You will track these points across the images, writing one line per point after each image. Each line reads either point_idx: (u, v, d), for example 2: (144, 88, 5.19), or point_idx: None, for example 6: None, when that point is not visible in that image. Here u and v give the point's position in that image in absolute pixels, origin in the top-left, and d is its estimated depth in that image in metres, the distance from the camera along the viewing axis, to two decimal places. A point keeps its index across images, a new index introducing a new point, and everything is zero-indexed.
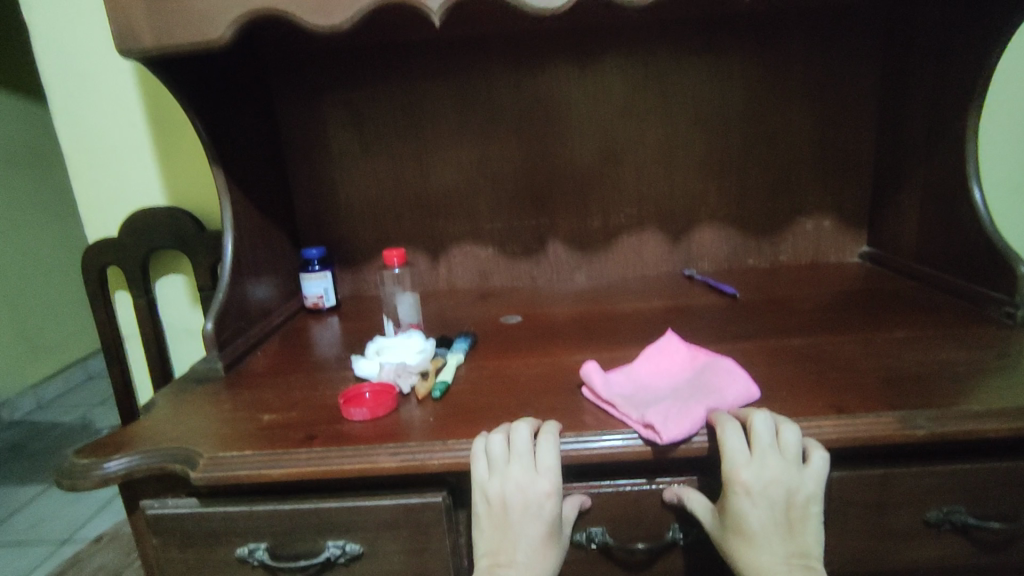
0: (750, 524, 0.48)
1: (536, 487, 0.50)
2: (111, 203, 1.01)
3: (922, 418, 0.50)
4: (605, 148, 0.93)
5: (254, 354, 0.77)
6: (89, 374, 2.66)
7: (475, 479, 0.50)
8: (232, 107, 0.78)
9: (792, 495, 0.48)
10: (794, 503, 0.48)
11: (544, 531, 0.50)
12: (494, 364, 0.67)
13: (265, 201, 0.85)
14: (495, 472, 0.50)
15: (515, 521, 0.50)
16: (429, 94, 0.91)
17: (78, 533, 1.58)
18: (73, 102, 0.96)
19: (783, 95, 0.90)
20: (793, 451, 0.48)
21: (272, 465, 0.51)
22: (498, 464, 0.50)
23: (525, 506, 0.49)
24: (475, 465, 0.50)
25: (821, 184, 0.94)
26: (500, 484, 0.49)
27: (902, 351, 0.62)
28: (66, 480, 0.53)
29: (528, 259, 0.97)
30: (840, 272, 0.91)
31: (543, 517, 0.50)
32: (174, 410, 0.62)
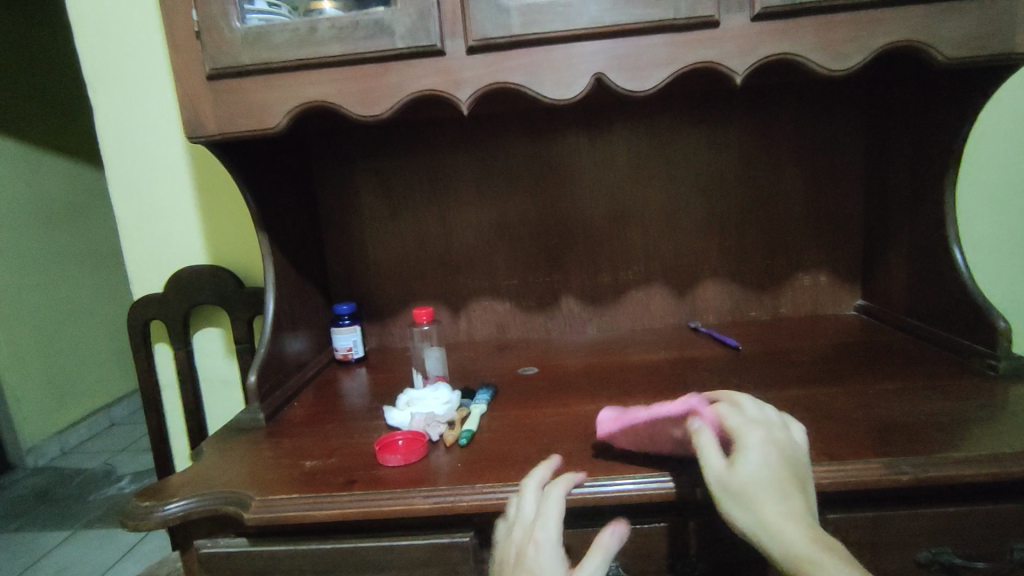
0: (761, 469, 0.49)
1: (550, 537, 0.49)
2: (159, 263, 1.09)
3: (907, 464, 0.55)
4: (613, 210, 1.00)
5: (291, 403, 0.83)
6: (112, 420, 2.71)
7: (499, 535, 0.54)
8: (277, 179, 0.87)
9: (793, 455, 0.51)
10: (796, 462, 0.51)
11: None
12: (513, 413, 0.73)
13: (302, 261, 0.93)
14: (510, 526, 0.52)
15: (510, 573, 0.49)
16: (452, 163, 0.99)
17: None
18: (128, 173, 1.06)
19: (776, 161, 0.98)
20: (781, 421, 0.55)
21: (317, 506, 0.57)
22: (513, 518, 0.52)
23: (530, 553, 0.48)
24: (501, 523, 0.54)
25: (816, 242, 1.00)
26: (509, 536, 0.52)
27: (891, 402, 0.68)
28: (130, 521, 0.59)
29: (543, 313, 1.04)
30: (837, 324, 0.97)
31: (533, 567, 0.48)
32: (223, 457, 0.68)
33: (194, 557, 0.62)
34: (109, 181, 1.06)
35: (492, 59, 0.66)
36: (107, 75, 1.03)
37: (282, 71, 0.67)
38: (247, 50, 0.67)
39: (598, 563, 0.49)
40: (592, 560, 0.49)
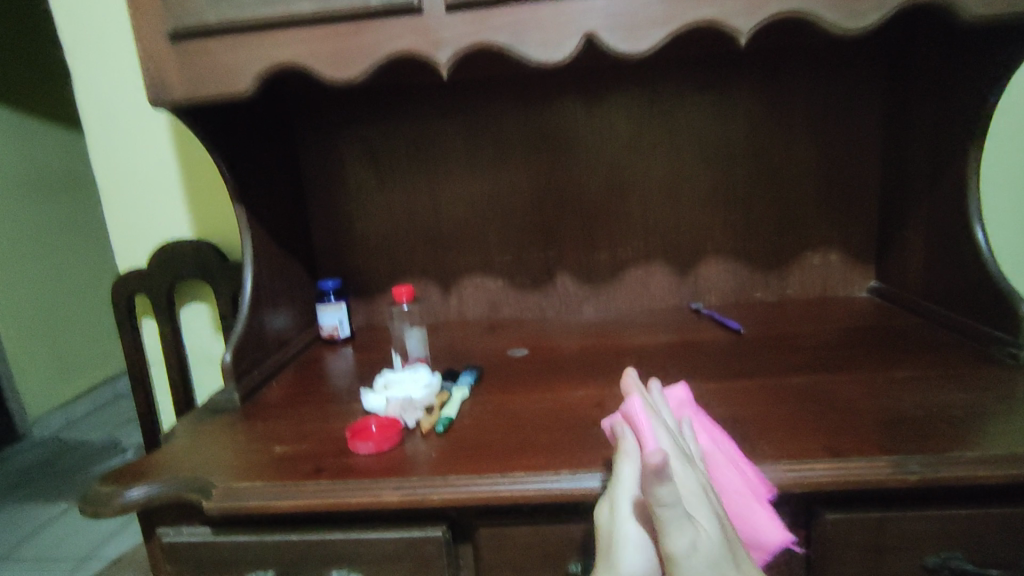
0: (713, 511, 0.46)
1: (603, 503, 0.49)
2: (142, 235, 1.06)
3: (915, 463, 0.51)
4: (612, 184, 0.95)
5: (270, 383, 0.80)
6: (116, 393, 2.72)
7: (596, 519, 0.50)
8: (255, 148, 0.83)
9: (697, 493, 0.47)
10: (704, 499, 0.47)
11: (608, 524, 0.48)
12: (497, 398, 0.69)
13: (284, 235, 0.89)
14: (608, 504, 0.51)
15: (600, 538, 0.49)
16: (442, 132, 0.94)
17: (95, 554, 1.64)
18: (107, 142, 1.02)
19: (786, 132, 0.92)
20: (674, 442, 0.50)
21: (281, 496, 0.54)
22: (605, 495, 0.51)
23: (596, 534, 0.49)
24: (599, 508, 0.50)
25: (827, 219, 0.95)
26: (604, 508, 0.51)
27: (899, 392, 0.63)
28: (90, 506, 0.56)
29: (537, 291, 0.99)
30: (847, 307, 0.92)
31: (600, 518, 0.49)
32: (191, 440, 0.65)
33: (158, 546, 0.59)
34: (87, 148, 1.02)
35: (475, 16, 0.60)
36: (82, 37, 0.98)
37: (250, 28, 0.62)
38: (212, 7, 0.62)
39: (628, 495, 0.47)
40: (620, 499, 0.47)
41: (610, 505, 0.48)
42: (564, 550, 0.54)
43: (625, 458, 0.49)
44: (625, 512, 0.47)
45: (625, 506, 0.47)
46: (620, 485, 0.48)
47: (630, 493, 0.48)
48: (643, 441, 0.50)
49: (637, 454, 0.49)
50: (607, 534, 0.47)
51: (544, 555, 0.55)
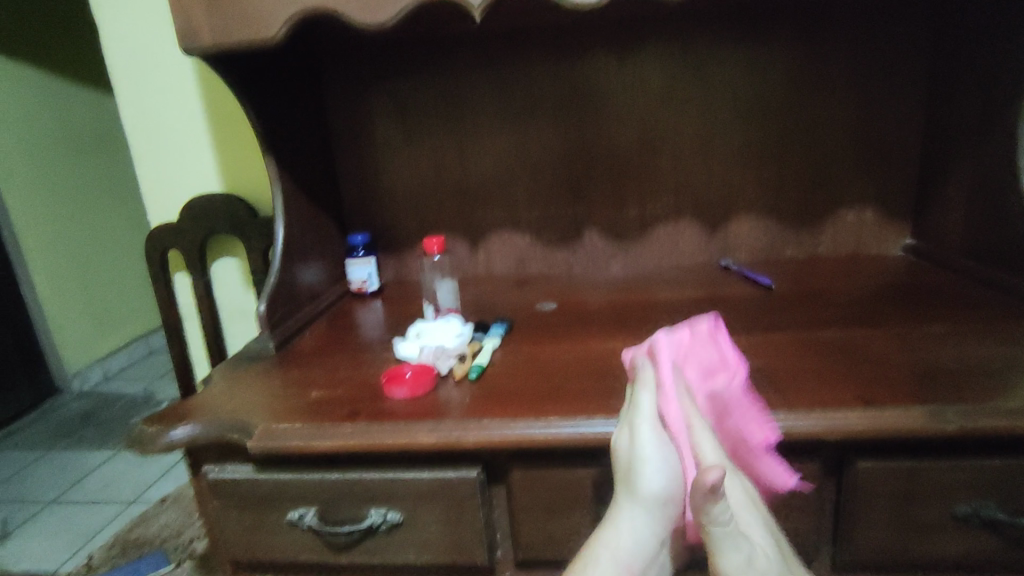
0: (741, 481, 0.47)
1: (622, 431, 0.50)
2: (173, 190, 1.07)
3: (952, 413, 0.50)
4: (643, 137, 0.93)
5: (303, 333, 0.82)
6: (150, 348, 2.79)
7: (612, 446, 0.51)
8: (284, 100, 0.83)
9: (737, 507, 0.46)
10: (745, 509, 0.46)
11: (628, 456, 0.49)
12: (528, 349, 0.70)
13: (313, 189, 0.89)
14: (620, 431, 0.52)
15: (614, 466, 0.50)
16: (470, 85, 0.93)
17: (141, 497, 1.71)
18: (137, 95, 1.02)
19: (826, 83, 0.89)
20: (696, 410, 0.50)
21: (320, 437, 0.56)
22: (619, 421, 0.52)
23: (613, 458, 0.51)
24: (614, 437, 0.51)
25: (863, 174, 0.92)
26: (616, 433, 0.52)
27: (936, 346, 0.62)
28: (137, 445, 0.58)
29: (564, 248, 0.99)
30: (882, 265, 0.90)
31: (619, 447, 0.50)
32: (230, 385, 0.67)
33: (203, 483, 0.62)
34: (118, 103, 1.02)
35: None
36: None
37: None
38: None
39: (649, 430, 0.49)
40: (641, 428, 0.49)
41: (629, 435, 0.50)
42: (595, 493, 0.55)
43: (642, 393, 0.51)
44: (648, 446, 0.48)
45: (647, 440, 0.48)
46: (639, 420, 0.49)
47: (651, 423, 0.49)
48: (664, 378, 0.51)
49: (656, 390, 0.51)
50: (626, 459, 0.49)
51: (576, 498, 0.56)
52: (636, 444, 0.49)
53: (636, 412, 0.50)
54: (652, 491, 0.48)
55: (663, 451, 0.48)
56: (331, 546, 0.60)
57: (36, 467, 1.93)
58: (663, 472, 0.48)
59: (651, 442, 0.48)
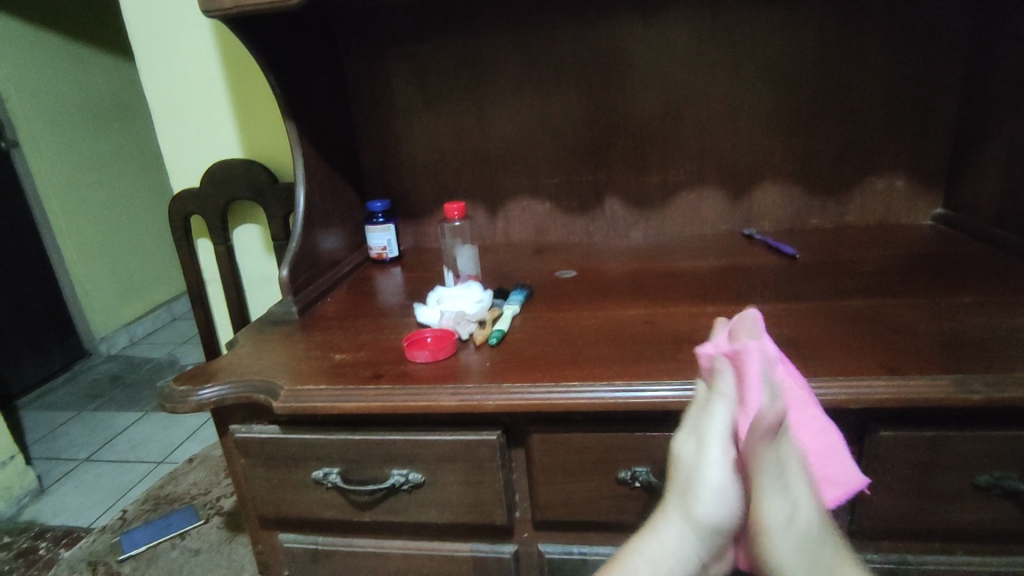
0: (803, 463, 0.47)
1: (687, 437, 0.49)
2: (194, 156, 1.07)
3: (980, 382, 0.50)
4: (667, 102, 0.91)
5: (325, 298, 0.82)
6: (173, 314, 2.85)
7: (674, 449, 0.49)
8: (303, 63, 0.82)
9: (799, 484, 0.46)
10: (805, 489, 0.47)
11: (692, 473, 0.48)
12: (548, 315, 0.70)
13: (333, 154, 0.89)
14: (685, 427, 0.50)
15: (672, 475, 0.49)
16: (490, 48, 0.91)
17: (169, 458, 1.77)
18: (156, 59, 1.01)
19: (859, 45, 0.85)
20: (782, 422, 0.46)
21: (344, 398, 0.57)
22: (687, 419, 0.50)
23: (674, 462, 0.49)
24: (680, 441, 0.49)
25: (895, 141, 0.89)
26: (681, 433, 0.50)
27: (964, 316, 0.61)
28: (167, 403, 0.60)
29: (584, 216, 0.98)
30: (910, 234, 0.88)
31: (682, 458, 0.48)
32: (255, 347, 0.68)
33: (231, 441, 0.63)
34: (139, 68, 1.02)
35: None
36: None
37: None
38: None
39: (719, 453, 0.46)
40: (710, 445, 0.47)
41: (695, 448, 0.48)
42: (613, 457, 0.56)
43: (718, 406, 0.47)
44: (710, 463, 0.47)
45: (714, 462, 0.47)
46: (710, 435, 0.47)
47: (719, 442, 0.46)
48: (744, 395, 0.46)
49: (734, 405, 0.46)
50: (688, 472, 0.48)
51: (594, 461, 0.57)
52: (702, 461, 0.47)
53: (707, 426, 0.47)
54: (708, 516, 0.47)
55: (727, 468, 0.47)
56: (354, 504, 0.61)
57: (69, 427, 2.00)
58: (724, 497, 0.47)
59: (718, 464, 0.47)
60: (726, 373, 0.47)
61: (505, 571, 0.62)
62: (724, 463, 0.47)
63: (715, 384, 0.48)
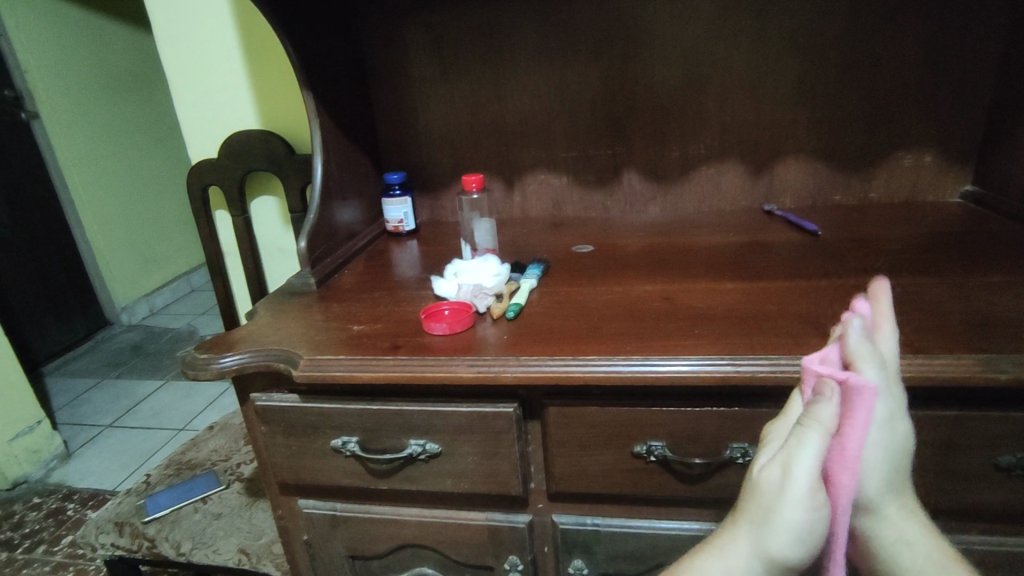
0: (896, 453, 0.45)
1: (772, 464, 0.43)
2: (211, 127, 1.07)
3: (1006, 362, 0.49)
4: (690, 73, 0.89)
5: (342, 270, 0.83)
6: (192, 286, 2.88)
7: (757, 474, 0.44)
8: (320, 32, 0.81)
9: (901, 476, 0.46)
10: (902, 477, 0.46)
11: (781, 508, 0.41)
12: (565, 290, 0.70)
13: (350, 126, 0.88)
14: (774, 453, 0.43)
15: (751, 505, 0.43)
16: (510, 16, 0.89)
17: (190, 425, 1.81)
18: (173, 28, 1.01)
19: (892, 14, 0.82)
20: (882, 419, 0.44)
21: (362, 368, 0.57)
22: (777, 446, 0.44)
23: (752, 488, 0.44)
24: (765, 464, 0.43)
25: (926, 115, 0.87)
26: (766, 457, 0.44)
27: (992, 296, 0.60)
28: (190, 370, 0.61)
29: (602, 190, 0.97)
30: (937, 212, 0.86)
31: (771, 487, 0.42)
32: (274, 317, 0.69)
33: (252, 409, 0.64)
34: (156, 36, 1.02)
35: None
36: None
37: None
38: None
39: (809, 495, 0.40)
40: (800, 477, 0.41)
41: (780, 480, 0.42)
42: (629, 431, 0.56)
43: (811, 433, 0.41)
44: (797, 495, 0.41)
45: (804, 501, 0.41)
46: (800, 465, 0.41)
47: (812, 473, 0.41)
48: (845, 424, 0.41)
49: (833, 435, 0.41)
50: (769, 502, 0.42)
51: (610, 435, 0.57)
52: (786, 497, 0.41)
53: (799, 455, 0.41)
54: (785, 552, 0.42)
55: (817, 510, 0.41)
56: (371, 473, 0.62)
57: (93, 394, 2.05)
58: (802, 535, 0.41)
59: (807, 505, 0.41)
60: (830, 399, 0.41)
61: (520, 540, 0.63)
62: (817, 501, 0.41)
63: (815, 410, 0.41)
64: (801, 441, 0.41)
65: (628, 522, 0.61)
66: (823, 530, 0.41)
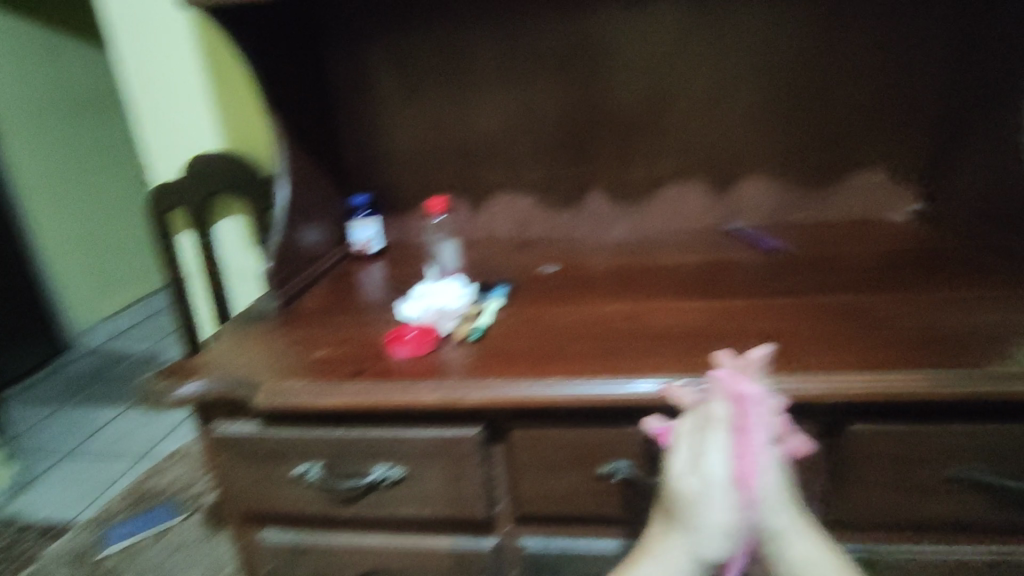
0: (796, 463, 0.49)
1: (686, 469, 0.48)
2: (174, 148, 1.06)
3: (950, 377, 0.51)
4: (651, 97, 0.91)
5: (307, 293, 0.82)
6: (155, 308, 2.81)
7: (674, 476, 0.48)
8: (283, 55, 0.81)
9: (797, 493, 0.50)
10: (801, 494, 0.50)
11: (697, 501, 0.47)
12: (530, 311, 0.70)
13: (314, 147, 0.88)
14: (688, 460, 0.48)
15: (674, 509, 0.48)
16: (475, 40, 0.91)
17: (151, 453, 1.75)
18: (136, 50, 1.00)
19: (841, 40, 0.86)
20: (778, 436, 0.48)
21: (324, 394, 0.57)
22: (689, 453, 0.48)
23: (673, 495, 0.48)
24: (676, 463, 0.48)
25: (874, 137, 0.90)
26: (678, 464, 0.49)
27: (939, 312, 0.62)
28: (148, 399, 0.60)
29: (568, 210, 0.98)
30: (889, 230, 0.89)
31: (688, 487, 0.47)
32: (236, 343, 0.68)
33: (211, 438, 0.63)
34: (118, 59, 1.01)
35: None
36: None
37: None
38: None
39: (724, 493, 0.46)
40: (710, 468, 0.47)
41: (700, 483, 0.47)
42: (594, 452, 0.57)
43: (716, 433, 0.47)
44: (711, 485, 0.46)
45: (720, 500, 0.46)
46: (711, 463, 0.47)
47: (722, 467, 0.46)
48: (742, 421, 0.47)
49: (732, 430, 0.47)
50: (691, 504, 0.47)
51: (575, 457, 0.57)
52: (706, 495, 0.46)
53: (708, 453, 0.47)
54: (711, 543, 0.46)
55: (734, 508, 0.46)
56: (335, 500, 0.61)
57: (49, 422, 1.97)
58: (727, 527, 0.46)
59: (725, 504, 0.46)
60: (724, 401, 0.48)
61: (487, 565, 0.63)
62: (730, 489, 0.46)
63: (714, 412, 0.48)
64: (708, 441, 0.47)
65: (594, 544, 0.61)
66: (743, 526, 0.46)
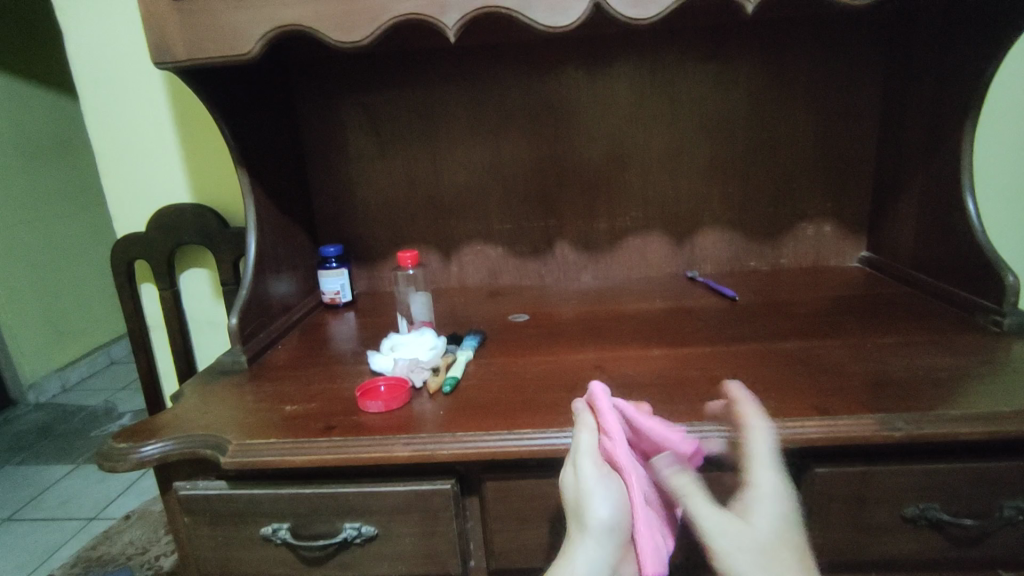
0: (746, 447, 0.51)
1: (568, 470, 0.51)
2: (141, 201, 1.05)
3: (900, 420, 0.53)
4: (612, 152, 0.96)
5: (276, 346, 0.81)
6: (111, 359, 2.72)
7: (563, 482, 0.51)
8: (256, 113, 0.83)
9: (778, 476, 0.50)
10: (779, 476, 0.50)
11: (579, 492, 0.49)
12: (502, 361, 0.71)
13: (286, 201, 0.89)
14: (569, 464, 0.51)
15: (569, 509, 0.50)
16: (443, 98, 0.94)
17: (103, 513, 1.67)
18: (106, 106, 1.00)
19: (786, 102, 0.92)
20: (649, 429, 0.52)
21: (294, 452, 0.56)
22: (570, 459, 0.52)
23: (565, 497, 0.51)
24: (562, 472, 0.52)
25: (821, 190, 0.96)
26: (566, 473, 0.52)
27: (887, 356, 0.66)
28: (106, 462, 0.58)
29: (536, 259, 1.01)
30: (839, 276, 0.94)
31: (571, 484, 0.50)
32: (201, 399, 0.67)
33: (174, 499, 0.61)
34: (84, 113, 1.00)
35: None
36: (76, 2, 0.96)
37: None
38: None
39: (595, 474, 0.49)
40: (581, 460, 0.50)
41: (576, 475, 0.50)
42: None
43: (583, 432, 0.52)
44: (584, 472, 0.49)
45: (595, 482, 0.49)
46: (581, 455, 0.50)
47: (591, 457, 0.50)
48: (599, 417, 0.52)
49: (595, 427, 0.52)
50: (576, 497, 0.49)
51: (548, 507, 0.57)
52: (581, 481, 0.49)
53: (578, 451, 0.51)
54: (601, 520, 0.47)
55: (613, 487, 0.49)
56: (304, 560, 0.60)
57: None
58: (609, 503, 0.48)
59: (601, 486, 0.48)
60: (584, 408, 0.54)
61: None
62: (599, 470, 0.49)
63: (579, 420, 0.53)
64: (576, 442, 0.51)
65: None
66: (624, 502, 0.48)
